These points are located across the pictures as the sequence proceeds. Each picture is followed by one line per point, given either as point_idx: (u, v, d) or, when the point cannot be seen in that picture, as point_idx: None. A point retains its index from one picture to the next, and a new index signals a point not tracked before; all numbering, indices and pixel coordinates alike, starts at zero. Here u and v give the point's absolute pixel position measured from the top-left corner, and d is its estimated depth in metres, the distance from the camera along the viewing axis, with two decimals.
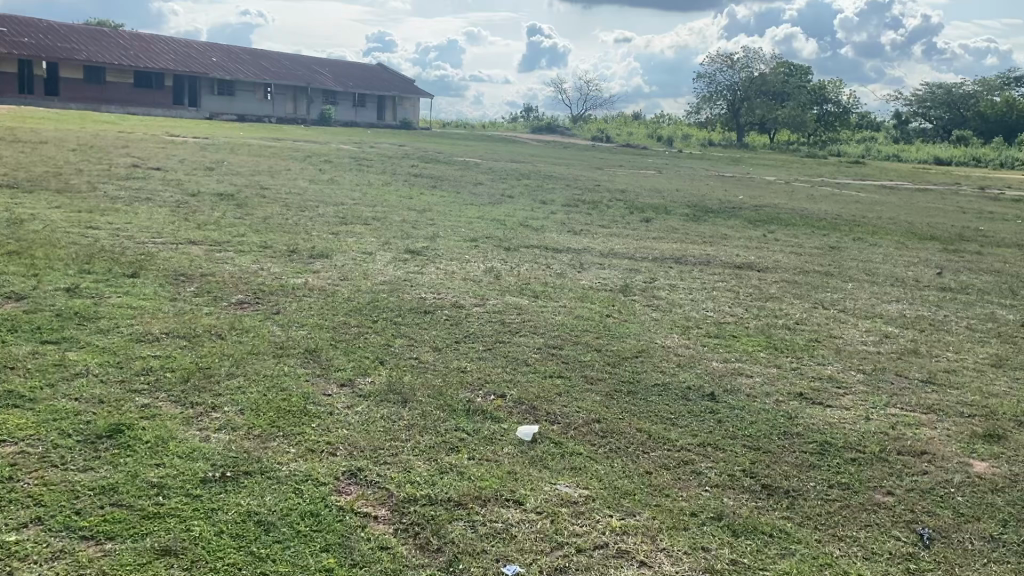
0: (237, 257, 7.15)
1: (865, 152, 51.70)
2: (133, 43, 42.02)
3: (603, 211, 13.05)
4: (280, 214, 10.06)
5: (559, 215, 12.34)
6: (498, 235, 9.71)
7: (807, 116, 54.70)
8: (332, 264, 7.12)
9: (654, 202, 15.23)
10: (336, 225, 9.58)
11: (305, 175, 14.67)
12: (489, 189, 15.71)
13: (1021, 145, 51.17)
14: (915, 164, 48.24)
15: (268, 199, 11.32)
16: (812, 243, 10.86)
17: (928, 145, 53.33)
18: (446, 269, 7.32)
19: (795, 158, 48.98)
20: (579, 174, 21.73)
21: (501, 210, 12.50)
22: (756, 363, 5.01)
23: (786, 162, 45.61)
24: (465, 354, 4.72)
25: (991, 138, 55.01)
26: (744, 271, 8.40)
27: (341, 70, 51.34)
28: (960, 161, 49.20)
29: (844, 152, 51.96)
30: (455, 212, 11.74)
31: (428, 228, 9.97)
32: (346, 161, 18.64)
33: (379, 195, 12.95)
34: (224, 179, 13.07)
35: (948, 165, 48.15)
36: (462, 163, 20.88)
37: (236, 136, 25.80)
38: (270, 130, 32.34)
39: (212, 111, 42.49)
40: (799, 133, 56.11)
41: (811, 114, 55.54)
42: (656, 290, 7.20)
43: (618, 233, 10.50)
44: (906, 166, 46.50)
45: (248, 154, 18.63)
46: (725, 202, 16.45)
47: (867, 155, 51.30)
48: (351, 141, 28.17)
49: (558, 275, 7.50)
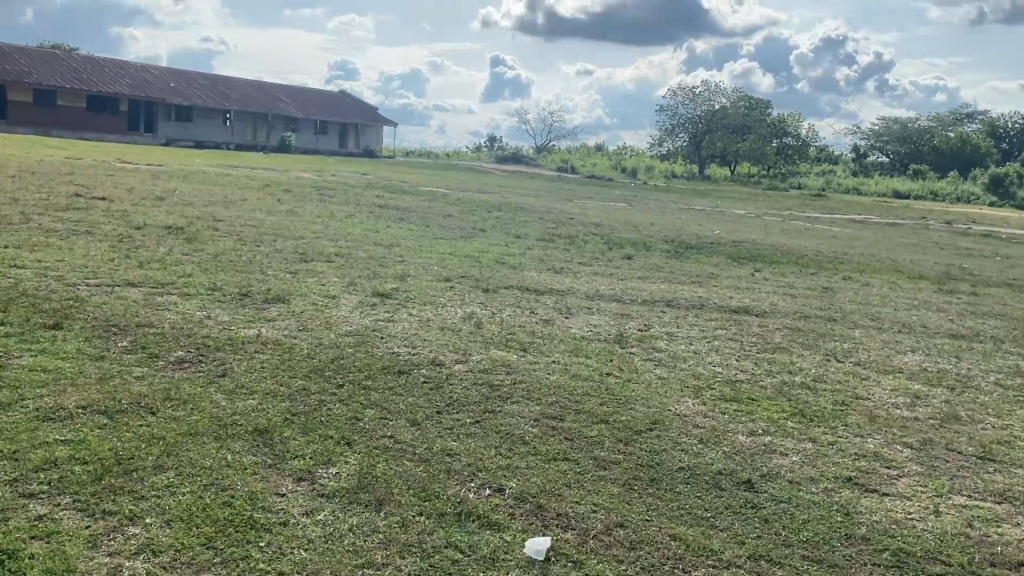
0: (180, 302, 6.33)
1: (826, 186, 52.11)
2: (87, 67, 40.81)
3: (581, 247, 12.39)
4: (233, 249, 9.22)
5: (535, 252, 11.65)
6: (473, 274, 8.98)
7: (768, 149, 55.13)
8: (291, 310, 6.32)
9: (631, 237, 14.65)
10: (295, 262, 8.78)
11: (263, 205, 13.83)
12: (459, 221, 15.01)
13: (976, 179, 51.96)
14: (875, 197, 48.66)
15: (222, 232, 10.49)
16: (803, 283, 10.29)
17: (887, 180, 53.87)
18: (419, 316, 6.56)
19: (757, 191, 49.14)
20: (549, 206, 21.18)
21: (473, 245, 11.79)
22: (789, 436, 4.30)
23: (749, 194, 45.72)
24: (450, 430, 3.94)
25: (947, 172, 55.85)
26: (742, 316, 7.76)
27: (303, 98, 50.50)
28: (918, 194, 49.75)
29: (806, 185, 52.33)
30: (424, 248, 11.00)
31: (397, 266, 9.21)
32: (307, 191, 17.81)
33: (343, 228, 12.16)
34: (175, 209, 12.21)
35: (907, 199, 48.65)
36: (429, 194, 20.15)
37: (191, 164, 24.87)
38: (228, 157, 31.38)
39: (169, 137, 41.38)
40: (760, 166, 56.47)
41: (773, 148, 56.00)
42: (654, 339, 6.50)
43: (600, 271, 9.83)
44: (866, 200, 46.86)
45: (204, 183, 17.75)
46: (702, 237, 15.93)
47: (828, 188, 51.68)
48: (313, 170, 27.38)
49: (543, 322, 6.78)
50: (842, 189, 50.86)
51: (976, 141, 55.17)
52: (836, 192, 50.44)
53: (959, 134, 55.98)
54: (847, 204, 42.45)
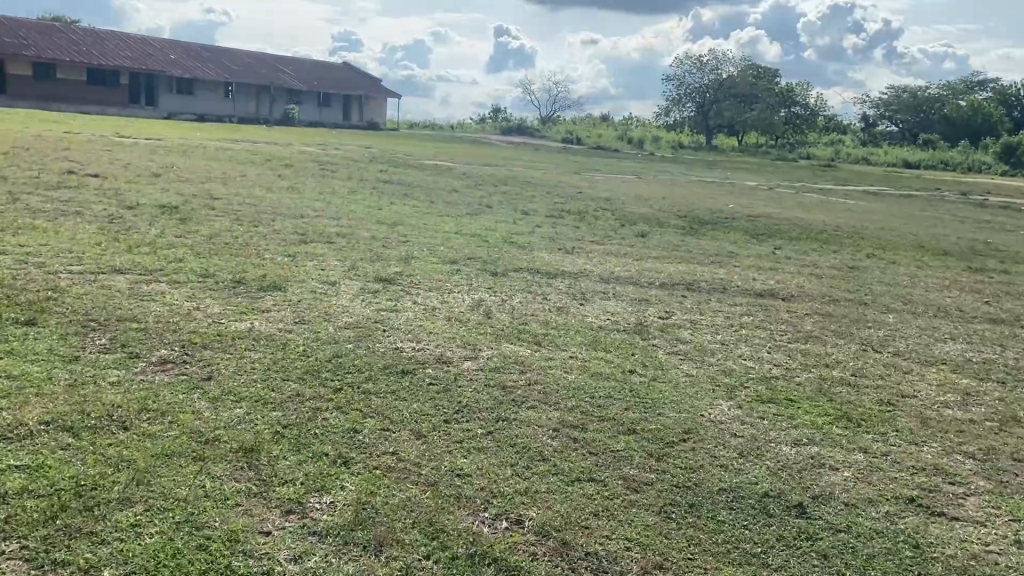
0: (168, 290, 5.89)
1: (835, 156, 51.33)
2: (86, 39, 40.11)
3: (592, 224, 11.91)
4: (229, 230, 8.78)
5: (544, 230, 11.18)
6: (480, 256, 8.52)
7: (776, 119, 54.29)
8: (287, 300, 5.88)
9: (643, 212, 14.16)
10: (293, 244, 8.34)
11: (262, 182, 13.35)
12: (464, 197, 14.54)
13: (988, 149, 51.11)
14: (886, 167, 47.91)
15: (217, 211, 10.04)
16: (826, 262, 9.81)
17: (898, 149, 53.03)
18: (425, 304, 6.11)
19: (766, 161, 48.41)
20: (556, 179, 20.66)
21: (480, 223, 11.32)
22: (837, 446, 3.86)
23: (758, 165, 45.02)
24: (460, 444, 3.52)
25: (959, 142, 54.97)
26: (767, 300, 7.30)
27: (305, 69, 49.73)
28: (929, 164, 48.97)
29: (815, 155, 51.55)
30: (429, 226, 10.53)
31: (402, 247, 8.76)
32: (308, 166, 17.31)
33: (345, 206, 11.70)
34: (170, 187, 11.75)
35: (918, 169, 47.89)
36: (433, 168, 19.63)
37: (190, 138, 24.37)
38: (228, 130, 30.84)
39: (170, 110, 40.80)
40: (769, 136, 55.66)
41: (782, 118, 55.14)
42: (677, 328, 6.05)
43: (613, 252, 9.36)
44: (877, 170, 46.13)
45: (202, 158, 17.27)
46: (716, 211, 15.43)
47: (837, 158, 50.91)
48: (315, 143, 26.87)
49: (557, 309, 6.34)
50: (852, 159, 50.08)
51: (989, 110, 54.22)
52: (846, 162, 49.67)
53: (971, 102, 55.00)
54: (858, 174, 41.77)
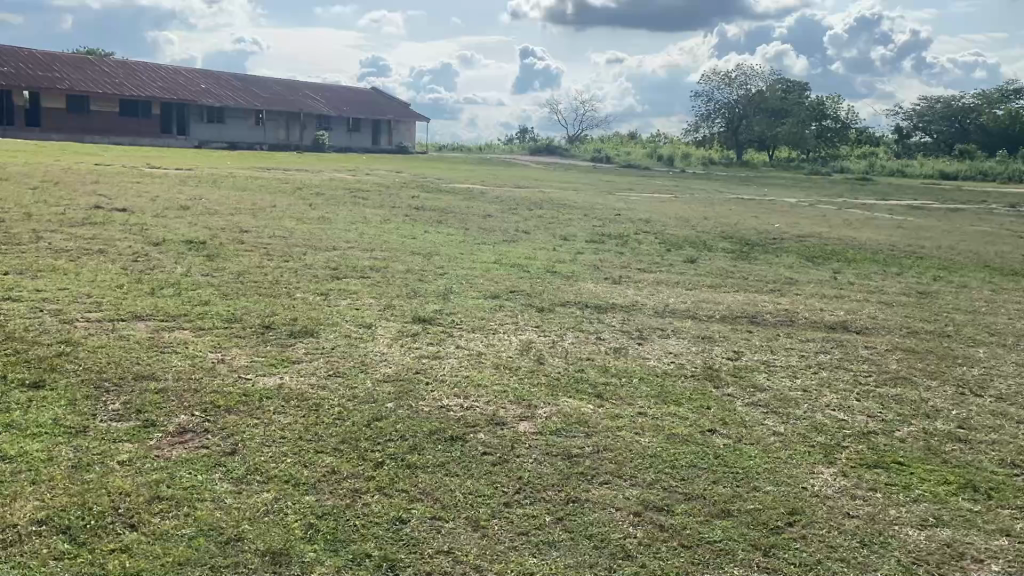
0: (189, 340, 5.40)
1: (870, 168, 50.32)
2: (118, 71, 40.44)
3: (635, 250, 11.32)
4: (257, 267, 8.32)
5: (586, 256, 10.63)
6: (523, 288, 7.97)
7: (808, 133, 53.41)
8: (320, 347, 5.38)
9: (686, 234, 13.56)
10: (325, 280, 7.85)
11: (292, 212, 12.95)
12: (500, 222, 14.05)
13: None
14: (923, 180, 46.82)
15: (245, 245, 9.62)
16: (892, 287, 9.14)
17: (935, 160, 51.85)
18: (469, 347, 5.56)
19: (799, 176, 47.52)
20: (591, 200, 20.13)
21: (518, 250, 10.79)
22: (973, 530, 3.25)
23: (791, 180, 44.20)
24: (529, 537, 2.98)
25: (998, 151, 53.68)
26: (842, 335, 6.66)
27: (334, 95, 49.80)
28: (967, 175, 47.80)
29: (849, 168, 50.58)
30: (465, 256, 10.01)
31: (441, 280, 8.24)
32: (337, 194, 16.92)
33: (378, 236, 11.22)
34: (197, 219, 11.38)
35: (956, 180, 46.75)
36: (464, 192, 19.16)
37: (219, 167, 24.21)
38: (259, 158, 30.74)
39: (200, 139, 40.99)
40: (800, 151, 54.83)
41: (814, 132, 54.26)
42: (750, 371, 5.45)
43: (663, 280, 8.77)
44: (914, 183, 45.08)
45: (231, 188, 16.98)
46: (762, 231, 14.79)
47: (872, 171, 49.90)
48: (344, 169, 26.61)
49: (614, 351, 5.76)
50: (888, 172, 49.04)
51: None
52: (882, 175, 48.63)
53: (1009, 110, 53.76)
54: (896, 187, 40.82)
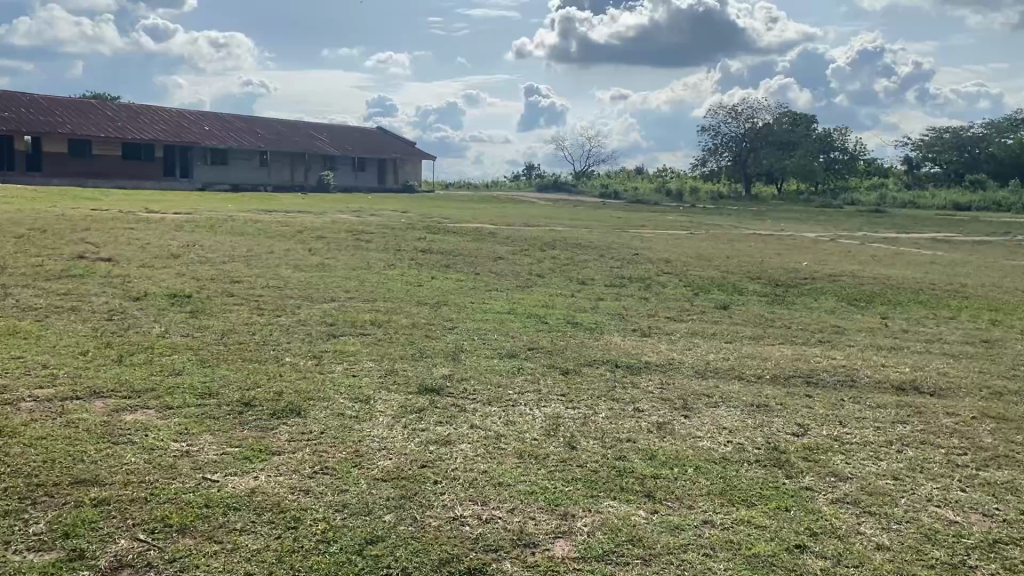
0: (151, 426, 4.54)
1: (881, 200, 49.55)
2: (121, 115, 40.13)
3: (659, 295, 10.46)
4: (245, 325, 7.49)
5: (607, 303, 9.78)
6: (543, 343, 7.09)
7: (816, 165, 52.81)
8: (309, 432, 4.51)
9: (709, 276, 12.72)
10: (320, 339, 7.00)
11: (289, 259, 12.14)
12: (511, 265, 13.23)
13: None
14: (936, 211, 45.98)
15: (236, 299, 8.80)
16: (950, 335, 8.24)
17: (947, 191, 51.05)
18: (486, 427, 4.68)
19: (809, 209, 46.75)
20: (603, 238, 19.34)
21: (533, 298, 9.93)
22: None
23: (800, 213, 43.43)
24: None
25: (1010, 180, 52.88)
26: (916, 399, 5.75)
27: (339, 135, 49.44)
28: (979, 205, 46.93)
29: (860, 201, 49.84)
30: (476, 306, 9.15)
31: (451, 336, 7.38)
32: (340, 237, 16.18)
33: (382, 284, 10.40)
34: (187, 270, 10.60)
35: (970, 211, 45.90)
36: (473, 232, 18.38)
37: (219, 210, 23.56)
38: (261, 200, 30.14)
39: (205, 181, 40.54)
40: (808, 184, 54.22)
41: (822, 164, 53.66)
42: (825, 453, 4.54)
43: (697, 332, 7.88)
44: (928, 214, 44.23)
45: (229, 233, 16.25)
46: (788, 271, 13.94)
47: (884, 203, 49.12)
48: (348, 210, 25.98)
49: (658, 426, 4.87)
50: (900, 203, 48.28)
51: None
52: (894, 206, 47.84)
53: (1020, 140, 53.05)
54: (909, 219, 40.08)
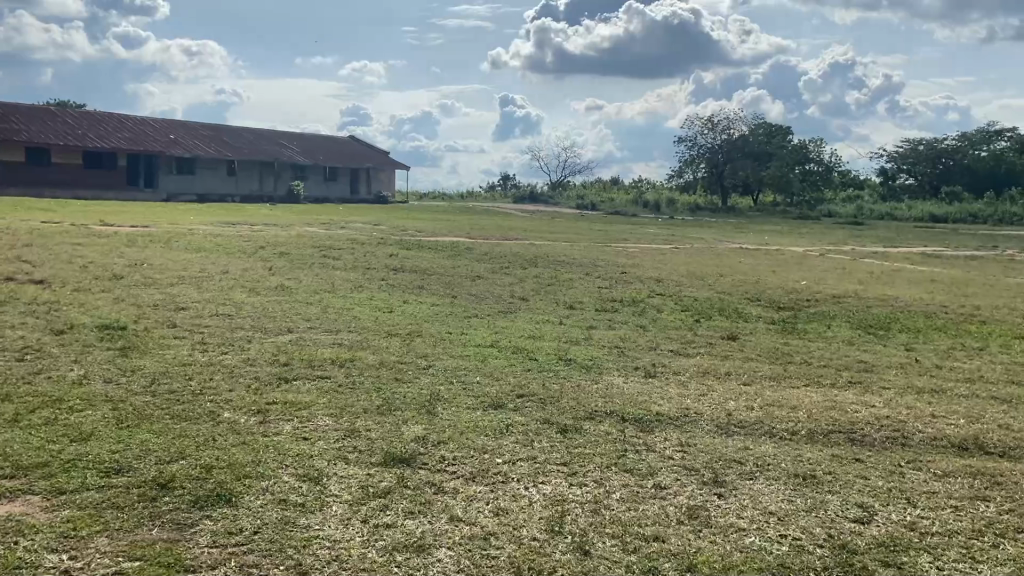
0: (24, 527, 3.44)
1: (858, 211, 49.22)
2: (83, 122, 38.64)
3: (656, 322, 9.46)
4: (183, 366, 6.37)
5: (599, 331, 8.78)
6: (533, 388, 6.06)
7: (793, 177, 52.40)
8: (238, 534, 3.44)
9: (704, 298, 11.80)
10: (269, 386, 5.91)
11: (246, 280, 11.01)
12: (490, 285, 12.24)
13: (1015, 199, 48.86)
14: (913, 223, 45.64)
15: (177, 332, 7.69)
16: (988, 372, 7.32)
17: (924, 203, 50.77)
18: (471, 521, 3.64)
19: (786, 221, 46.24)
20: (584, 253, 18.42)
21: (518, 326, 8.90)
22: None
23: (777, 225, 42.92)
24: None
25: (986, 193, 52.77)
26: (989, 465, 4.77)
27: (311, 144, 48.17)
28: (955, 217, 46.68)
29: (836, 213, 49.47)
30: (454, 337, 8.09)
31: (426, 379, 6.31)
32: (306, 253, 15.09)
33: (348, 311, 9.31)
34: (130, 294, 9.48)
35: (945, 223, 45.62)
36: (448, 248, 17.32)
37: (180, 223, 22.40)
38: (226, 211, 28.88)
39: (171, 191, 39.17)
40: (785, 196, 53.81)
41: (798, 176, 53.29)
42: (904, 554, 3.55)
43: (708, 371, 6.88)
44: (905, 226, 43.85)
45: (185, 249, 15.11)
46: (786, 292, 13.05)
47: (861, 214, 48.76)
48: (317, 222, 24.90)
49: (689, 514, 3.85)
50: (878, 215, 47.92)
51: (1013, 160, 52.16)
52: (872, 218, 47.46)
53: (994, 152, 52.98)
54: (888, 232, 39.63)
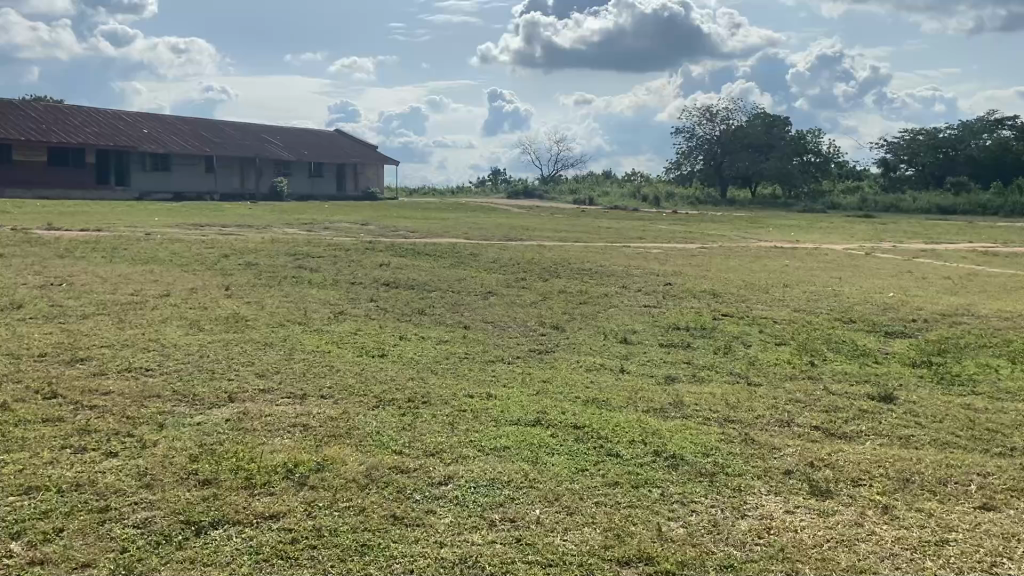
0: None
1: (863, 202, 46.83)
2: (47, 115, 35.69)
3: (754, 367, 6.75)
4: (20, 500, 3.65)
5: (686, 385, 6.08)
6: (645, 543, 3.38)
7: (795, 168, 49.99)
8: None
9: (779, 321, 9.19)
10: (162, 552, 3.23)
11: (187, 308, 8.25)
12: (506, 305, 9.60)
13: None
14: (922, 215, 43.20)
15: (50, 409, 4.96)
16: None
17: (934, 192, 48.20)
18: None
19: (791, 214, 43.82)
20: (604, 256, 15.84)
21: (567, 380, 6.18)
22: None
23: (780, 219, 40.60)
24: None
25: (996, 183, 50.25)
26: None
27: (293, 138, 45.24)
28: (965, 209, 44.26)
29: (838, 204, 47.11)
30: (479, 404, 5.37)
31: (446, 516, 3.61)
32: (276, 262, 12.44)
33: (321, 357, 6.55)
34: (16, 334, 6.75)
35: (954, 214, 43.19)
36: (448, 253, 14.58)
37: (135, 225, 19.79)
38: (191, 211, 26.23)
39: (143, 190, 36.33)
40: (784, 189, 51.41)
41: (801, 167, 50.90)
42: None
43: (910, 481, 4.18)
44: (915, 219, 41.50)
45: (126, 260, 12.47)
46: (874, 309, 10.43)
47: (868, 205, 46.35)
48: (297, 222, 22.32)
49: None
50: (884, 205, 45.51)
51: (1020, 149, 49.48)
52: (881, 210, 45.04)
53: (999, 140, 50.38)
54: (903, 225, 37.16)
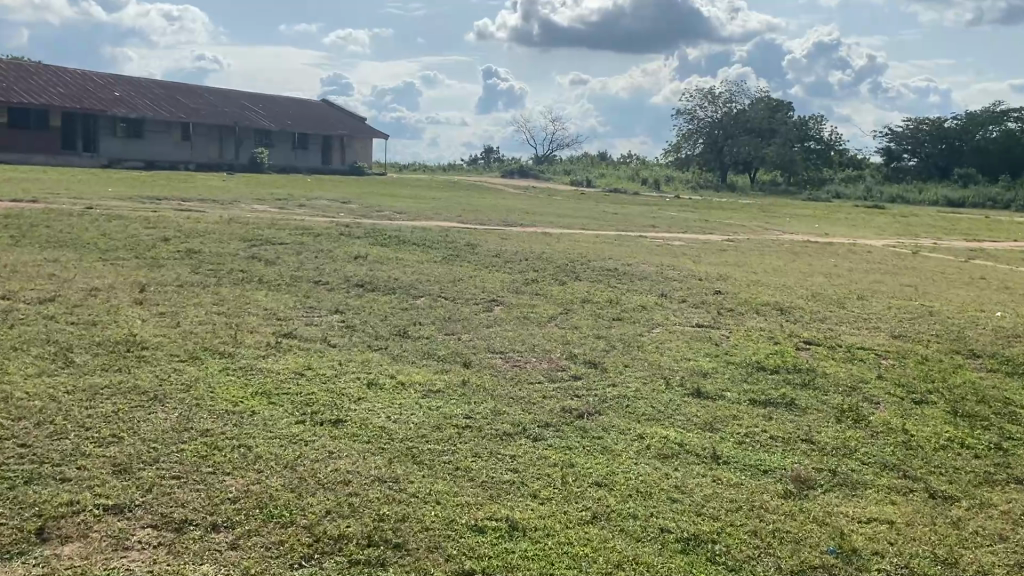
0: None
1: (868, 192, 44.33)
2: (8, 73, 32.76)
3: (920, 458, 4.32)
4: None
5: (834, 506, 3.63)
6: None
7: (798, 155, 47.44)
8: None
9: (887, 360, 6.72)
10: None
11: (69, 324, 5.75)
12: (516, 324, 7.11)
13: None
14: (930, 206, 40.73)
15: None
16: None
17: (943, 184, 45.70)
18: None
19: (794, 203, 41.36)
20: (623, 251, 13.34)
21: (636, 481, 3.76)
22: None
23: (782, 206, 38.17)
24: None
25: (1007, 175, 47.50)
26: None
27: (277, 107, 42.43)
28: (974, 201, 41.74)
29: (845, 192, 44.69)
30: (496, 560, 2.99)
31: None
32: (224, 250, 9.91)
33: (235, 426, 4.09)
34: None
35: (963, 207, 40.73)
36: (439, 242, 12.04)
37: (73, 196, 17.22)
38: (141, 180, 23.54)
39: (113, 157, 33.54)
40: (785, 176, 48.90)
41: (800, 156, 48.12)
42: None
43: None
44: (924, 210, 39.09)
45: (36, 242, 9.93)
46: (994, 337, 7.97)
47: (874, 195, 43.91)
48: (269, 198, 19.75)
49: None
50: (895, 194, 43.31)
51: None
52: (887, 200, 42.62)
53: (1009, 131, 47.79)
54: (917, 216, 34.77)
